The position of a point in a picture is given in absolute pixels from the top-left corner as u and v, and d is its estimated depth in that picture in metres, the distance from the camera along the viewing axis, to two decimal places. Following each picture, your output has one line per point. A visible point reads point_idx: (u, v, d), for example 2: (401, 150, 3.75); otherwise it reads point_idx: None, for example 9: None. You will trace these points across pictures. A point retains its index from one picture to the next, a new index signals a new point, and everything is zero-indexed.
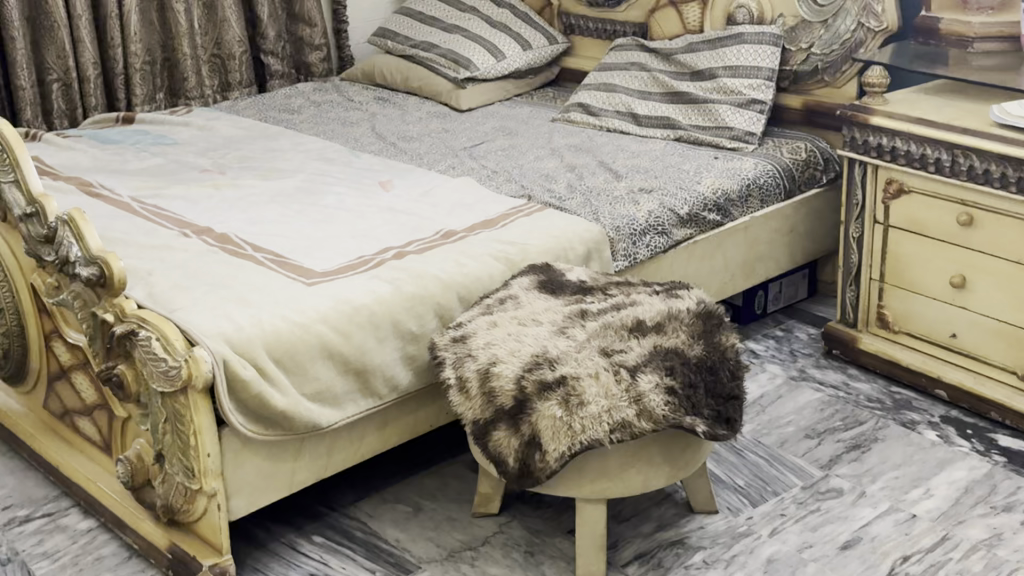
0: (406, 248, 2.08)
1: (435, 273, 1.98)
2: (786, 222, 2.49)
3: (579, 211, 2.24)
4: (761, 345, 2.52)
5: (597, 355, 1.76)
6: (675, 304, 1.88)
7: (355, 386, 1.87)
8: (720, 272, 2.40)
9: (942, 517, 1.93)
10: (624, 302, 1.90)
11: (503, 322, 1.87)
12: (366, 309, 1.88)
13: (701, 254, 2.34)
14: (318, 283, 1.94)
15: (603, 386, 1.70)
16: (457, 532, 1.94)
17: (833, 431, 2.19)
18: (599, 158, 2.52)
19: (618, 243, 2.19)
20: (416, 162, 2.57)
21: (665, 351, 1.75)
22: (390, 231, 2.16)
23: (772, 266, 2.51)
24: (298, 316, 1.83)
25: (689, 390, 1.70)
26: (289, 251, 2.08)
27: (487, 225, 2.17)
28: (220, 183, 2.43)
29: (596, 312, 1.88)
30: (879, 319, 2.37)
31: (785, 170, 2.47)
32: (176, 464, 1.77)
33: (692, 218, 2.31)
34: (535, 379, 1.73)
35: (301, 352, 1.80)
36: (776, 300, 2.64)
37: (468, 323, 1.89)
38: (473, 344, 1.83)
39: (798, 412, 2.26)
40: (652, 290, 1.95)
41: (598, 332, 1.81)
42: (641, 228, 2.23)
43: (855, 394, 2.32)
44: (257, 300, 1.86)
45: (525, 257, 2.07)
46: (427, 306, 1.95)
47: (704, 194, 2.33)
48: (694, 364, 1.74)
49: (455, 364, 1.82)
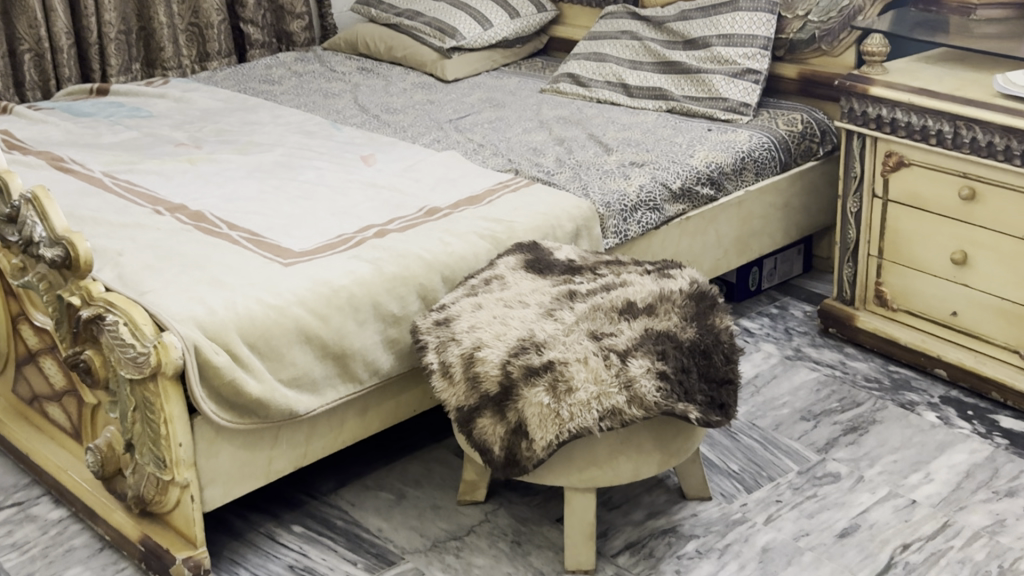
0: (388, 226, 2.00)
1: (418, 253, 1.91)
2: (781, 196, 2.41)
3: (568, 186, 2.16)
4: (755, 323, 2.44)
5: (586, 338, 1.68)
6: (667, 284, 1.81)
7: (334, 371, 1.80)
8: (713, 248, 2.33)
9: (943, 503, 1.87)
10: (614, 282, 1.83)
11: (488, 304, 1.79)
12: (345, 291, 1.81)
13: (693, 230, 2.27)
14: (296, 264, 1.87)
15: (592, 371, 1.63)
16: (441, 520, 1.87)
17: (829, 412, 2.12)
18: (589, 131, 2.44)
19: (608, 220, 2.12)
20: (400, 136, 2.48)
21: (657, 334, 1.68)
22: (371, 208, 2.08)
23: (766, 242, 2.44)
24: (274, 299, 1.75)
25: (681, 375, 1.63)
26: (265, 229, 2.01)
27: (472, 202, 2.09)
28: (195, 158, 2.35)
29: (586, 293, 1.80)
30: (876, 296, 2.30)
31: (781, 142, 2.39)
32: (147, 454, 1.69)
33: (685, 192, 2.23)
34: (521, 364, 1.65)
35: (277, 336, 1.73)
36: (771, 276, 2.56)
37: (451, 305, 1.81)
38: (457, 327, 1.75)
39: (793, 393, 2.19)
40: (643, 269, 1.88)
41: (587, 314, 1.74)
42: (633, 204, 2.15)
43: (852, 373, 2.25)
44: (232, 283, 1.79)
45: (512, 235, 1.99)
46: (408, 287, 1.87)
47: (697, 167, 2.26)
48: (687, 348, 1.67)
49: (438, 347, 1.75)
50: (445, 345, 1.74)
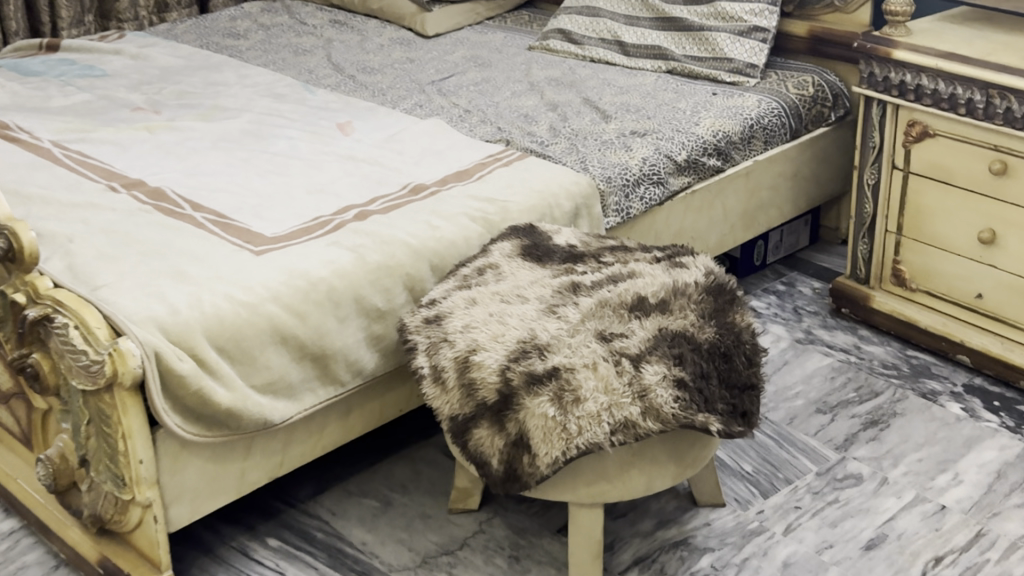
0: (369, 207, 1.82)
1: (404, 238, 1.73)
2: (790, 165, 2.24)
3: (565, 158, 1.98)
4: (762, 301, 2.28)
5: (593, 340, 1.51)
6: (680, 275, 1.64)
7: (312, 373, 1.63)
8: (718, 223, 2.16)
9: (975, 508, 1.72)
10: (621, 273, 1.66)
11: (483, 299, 1.62)
12: (324, 283, 1.63)
13: (699, 204, 2.10)
14: (268, 253, 1.69)
15: (602, 379, 1.47)
16: (431, 532, 1.71)
17: (847, 404, 1.97)
18: (583, 95, 2.25)
19: (610, 197, 1.94)
20: (378, 100, 2.29)
21: (672, 335, 1.52)
22: (350, 186, 1.89)
23: (774, 215, 2.27)
24: (244, 295, 1.57)
25: (701, 383, 1.47)
26: (234, 211, 1.82)
27: (460, 178, 1.91)
28: (154, 126, 2.15)
29: (591, 286, 1.63)
30: (894, 275, 2.14)
31: (791, 108, 2.22)
32: (104, 471, 1.52)
33: (691, 164, 2.05)
34: (522, 370, 1.48)
35: (248, 338, 1.55)
36: (776, 249, 2.40)
37: (442, 300, 1.64)
38: (450, 326, 1.58)
39: (807, 382, 2.03)
40: (652, 256, 1.71)
41: (593, 312, 1.57)
42: (635, 178, 1.97)
43: (868, 359, 2.10)
44: (199, 276, 1.61)
45: (506, 217, 1.82)
46: (394, 278, 1.69)
47: (703, 136, 2.08)
48: (705, 351, 1.51)
49: (428, 348, 1.58)
50: (437, 347, 1.56)
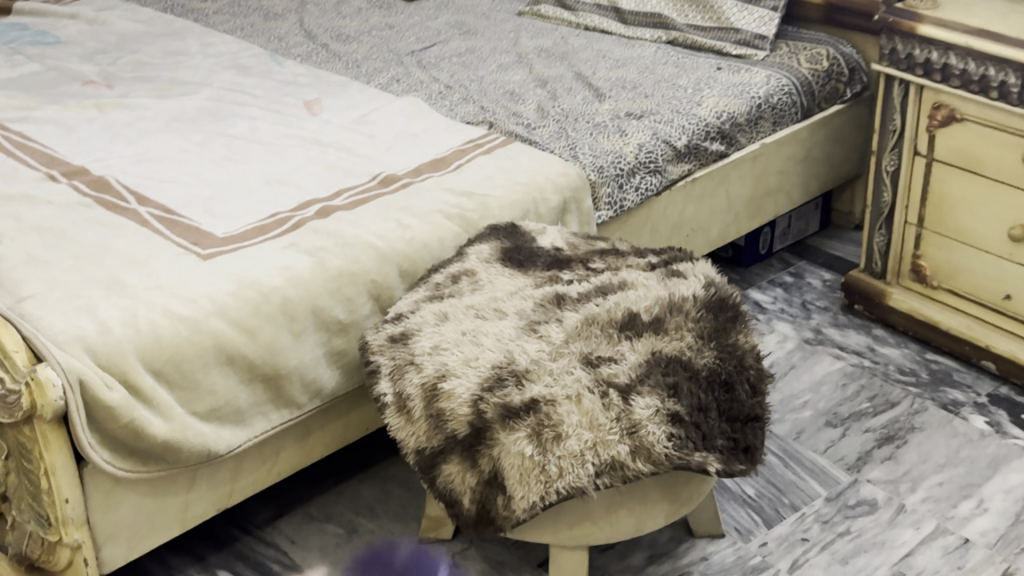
0: (333, 201, 1.64)
1: (370, 239, 1.55)
2: (801, 147, 2.05)
3: (552, 145, 1.80)
4: (767, 295, 2.10)
5: (578, 366, 1.34)
6: (676, 288, 1.46)
7: (265, 396, 1.45)
8: (721, 212, 1.97)
9: (1001, 542, 1.55)
10: (611, 284, 1.48)
11: (455, 314, 1.44)
12: (278, 294, 1.45)
13: (701, 193, 1.91)
14: (216, 257, 1.51)
15: (586, 413, 1.29)
16: (398, 566, 1.54)
17: (859, 415, 1.80)
18: (575, 69, 2.09)
19: (602, 188, 1.75)
20: (351, 73, 2.11)
21: (666, 360, 1.34)
22: (313, 176, 1.71)
23: (783, 201, 2.08)
24: (186, 310, 1.40)
25: (698, 417, 1.30)
26: (183, 205, 1.64)
27: (436, 167, 1.73)
28: (104, 102, 1.95)
29: (577, 299, 1.45)
30: (913, 271, 1.96)
31: (803, 84, 2.03)
32: (28, 510, 1.35)
33: (691, 150, 1.87)
34: (497, 402, 1.31)
35: (189, 360, 1.37)
36: (784, 237, 2.21)
37: (409, 314, 1.45)
38: (418, 347, 1.40)
39: (816, 389, 1.86)
40: (647, 263, 1.53)
41: (578, 331, 1.39)
42: (629, 167, 1.79)
43: (882, 363, 1.92)
44: (137, 286, 1.43)
45: (485, 214, 1.63)
46: (358, 286, 1.51)
47: (705, 119, 1.89)
48: (704, 380, 1.33)
49: (392, 372, 1.40)
50: (403, 372, 1.39)
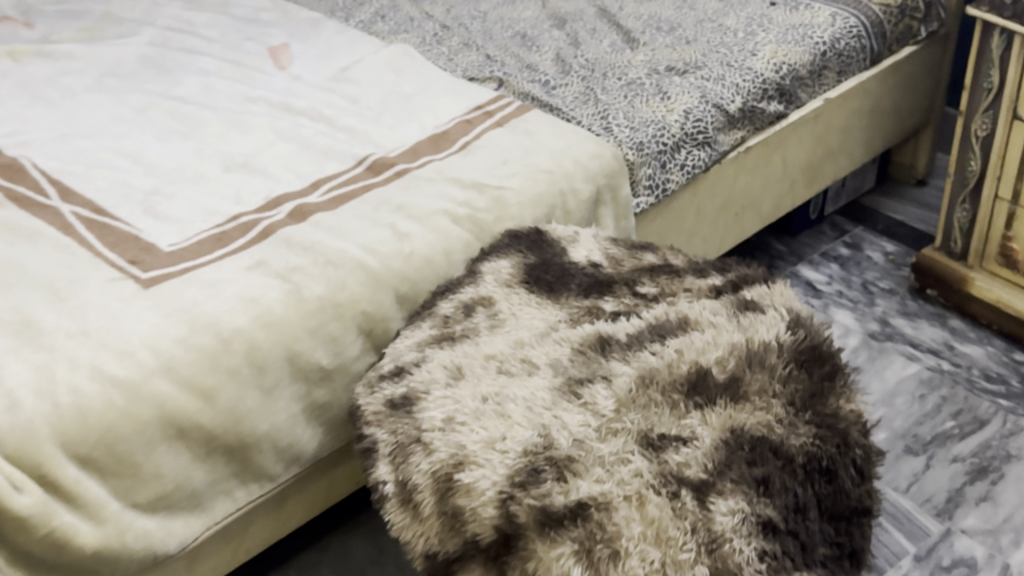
0: (309, 199, 1.30)
1: (357, 254, 1.21)
2: (867, 100, 1.72)
3: (578, 112, 1.46)
4: (822, 273, 1.81)
5: (636, 449, 1.03)
6: (754, 329, 1.14)
7: (227, 471, 1.12)
8: (776, 183, 1.65)
9: None
10: (669, 321, 1.16)
11: (472, 369, 1.11)
12: (244, 339, 1.12)
13: (755, 163, 1.58)
14: (161, 284, 1.16)
15: (651, 523, 0.96)
16: None
17: (944, 440, 1.51)
18: (598, 4, 1.76)
19: (641, 169, 1.42)
20: (326, 7, 1.77)
21: (751, 441, 1.03)
22: (283, 160, 1.37)
23: (842, 162, 1.76)
24: (122, 370, 1.06)
25: (795, 522, 0.99)
26: (118, 204, 1.29)
27: (435, 146, 1.39)
28: (21, 48, 1.58)
29: (628, 345, 1.13)
30: (1001, 254, 1.64)
31: (874, 24, 1.67)
32: None
33: (746, 114, 1.52)
34: (534, 504, 0.98)
35: (128, 440, 1.04)
36: (837, 199, 1.91)
37: (413, 369, 1.12)
38: (426, 419, 1.07)
39: (889, 403, 1.57)
40: (710, 288, 1.21)
41: (633, 396, 1.07)
42: (673, 141, 1.45)
43: (964, 367, 1.63)
44: (54, 332, 1.09)
45: (501, 216, 1.30)
46: (344, 323, 1.18)
47: (763, 73, 1.55)
48: (800, 470, 1.02)
49: (392, 453, 1.06)
50: (406, 453, 1.05)
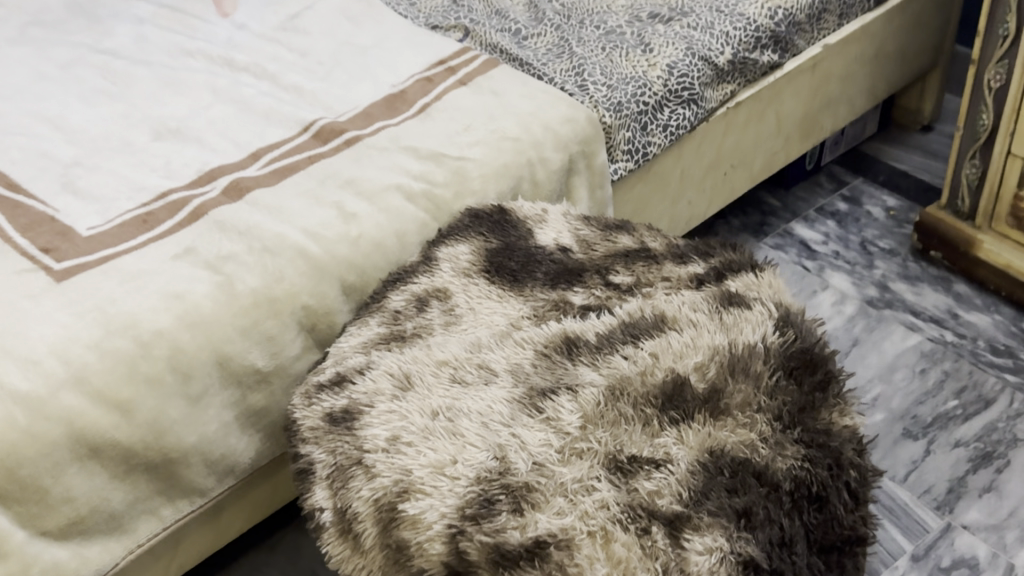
0: (247, 171, 1.17)
1: (298, 240, 1.09)
2: (870, 44, 1.58)
3: (551, 67, 1.32)
4: (818, 231, 1.68)
5: (603, 474, 0.91)
6: (738, 329, 1.02)
7: (151, 487, 1.01)
8: (769, 138, 1.51)
9: None
10: (643, 319, 1.04)
11: (422, 377, 0.99)
12: (166, 341, 1.00)
13: (745, 119, 1.45)
14: (76, 275, 1.04)
15: (620, 564, 0.84)
16: None
17: (945, 422, 1.40)
18: None
19: (618, 132, 1.29)
20: None
21: (732, 466, 0.91)
22: (221, 126, 1.23)
23: (841, 112, 1.62)
24: (25, 382, 0.94)
25: (781, 558, 0.87)
26: (35, 178, 1.16)
27: (390, 107, 1.25)
28: None
29: (597, 347, 1.01)
30: (1012, 215, 1.51)
31: None
32: None
33: (737, 66, 1.38)
34: (486, 539, 0.86)
35: (34, 464, 0.92)
36: (835, 148, 1.78)
37: (357, 377, 1.00)
38: (368, 436, 0.95)
39: (887, 380, 1.46)
40: (691, 277, 1.09)
41: (601, 411, 0.96)
42: (655, 99, 1.31)
43: (969, 338, 1.51)
44: None
45: (460, 191, 1.17)
46: (282, 320, 1.06)
47: (756, 20, 1.40)
48: (788, 498, 0.90)
49: (330, 476, 0.95)
50: (346, 478, 0.94)
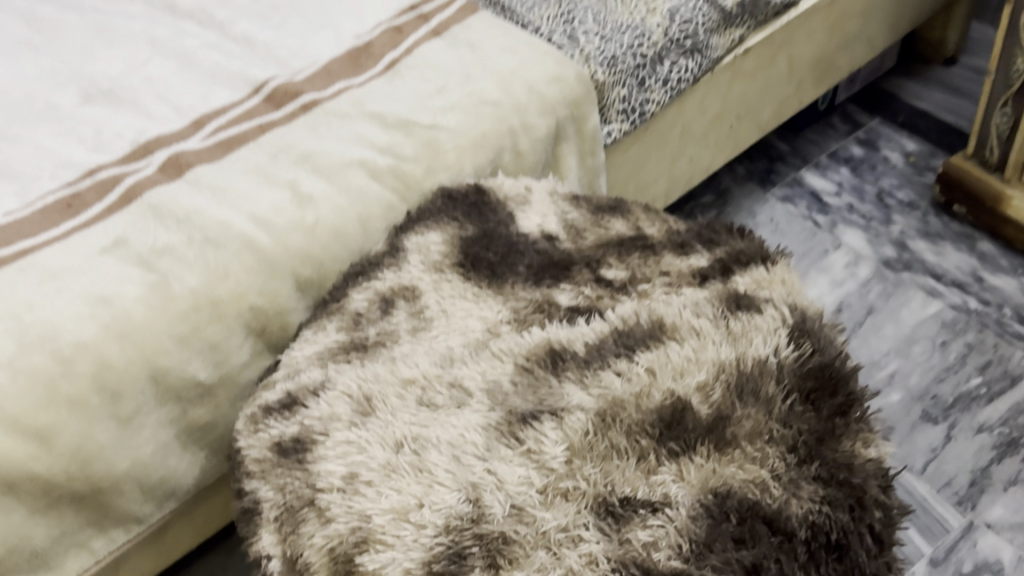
0: (188, 143, 1.02)
1: (244, 230, 0.95)
2: None
3: (537, 14, 1.17)
4: (829, 180, 1.55)
5: (591, 521, 0.77)
6: (747, 340, 0.88)
7: (77, 517, 0.89)
8: (779, 84, 1.36)
9: None
10: (639, 326, 0.91)
11: (384, 399, 0.87)
12: (92, 355, 0.86)
13: (755, 66, 1.29)
14: None
15: None
16: None
17: (968, 402, 1.28)
18: None
19: (611, 91, 1.15)
20: None
21: (740, 511, 0.78)
22: (160, 85, 1.09)
23: (859, 50, 1.46)
24: None
25: None
26: None
27: (352, 63, 1.10)
28: None
29: (585, 361, 0.88)
30: None
31: None
32: None
33: (748, 8, 1.22)
34: None
35: None
36: (851, 84, 1.65)
37: (309, 399, 0.88)
38: (319, 473, 0.83)
39: (905, 354, 1.33)
40: (694, 271, 0.96)
41: (590, 442, 0.82)
42: (655, 50, 1.17)
43: (995, 306, 1.38)
44: None
45: (432, 167, 1.03)
46: (226, 324, 0.93)
47: None
48: (804, 553, 0.77)
49: (279, 518, 0.84)
50: (296, 522, 0.82)
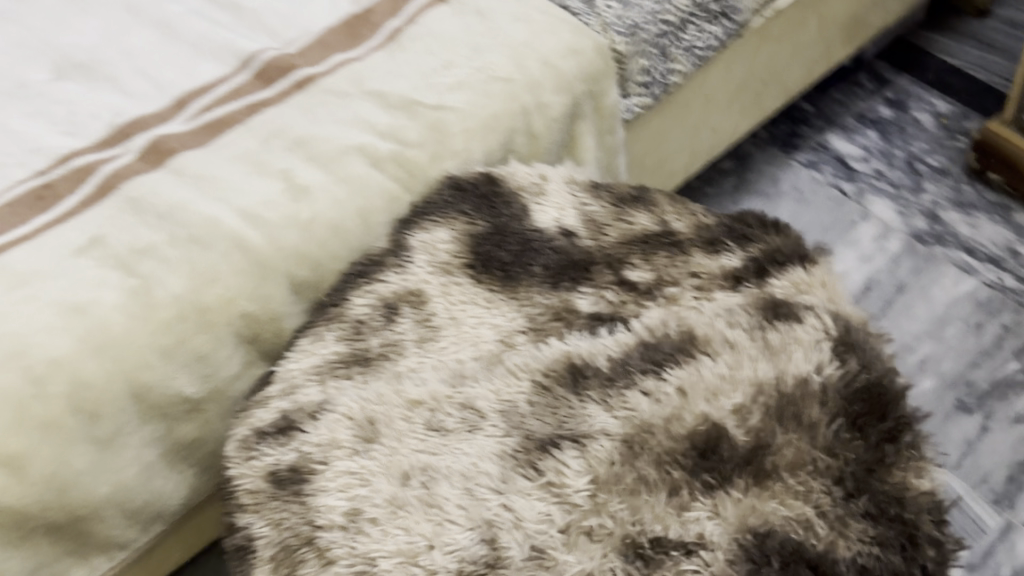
0: (170, 126, 0.93)
1: (233, 228, 0.86)
2: None
3: None
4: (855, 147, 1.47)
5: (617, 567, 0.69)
6: (786, 356, 0.80)
7: (52, 545, 0.82)
8: (809, 46, 1.27)
9: None
10: (668, 338, 0.82)
11: (389, 423, 0.79)
12: (67, 373, 0.78)
13: (784, 29, 1.20)
14: None
15: None
16: None
17: (1006, 389, 1.20)
18: None
19: (633, 62, 1.06)
20: None
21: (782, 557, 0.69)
22: (139, 58, 0.99)
23: (892, 6, 1.37)
24: None
25: None
26: None
27: (349, 34, 1.01)
28: None
29: (608, 379, 0.80)
30: None
31: None
32: None
33: None
34: None
35: None
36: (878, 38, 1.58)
37: (306, 423, 0.81)
38: (318, 507, 0.75)
39: (937, 336, 1.25)
40: (725, 273, 0.88)
41: (615, 474, 0.74)
42: (681, 16, 1.07)
43: None
44: None
45: (438, 154, 0.95)
46: (214, 334, 0.84)
47: None
48: None
49: (276, 558, 0.75)
50: (294, 563, 0.74)
